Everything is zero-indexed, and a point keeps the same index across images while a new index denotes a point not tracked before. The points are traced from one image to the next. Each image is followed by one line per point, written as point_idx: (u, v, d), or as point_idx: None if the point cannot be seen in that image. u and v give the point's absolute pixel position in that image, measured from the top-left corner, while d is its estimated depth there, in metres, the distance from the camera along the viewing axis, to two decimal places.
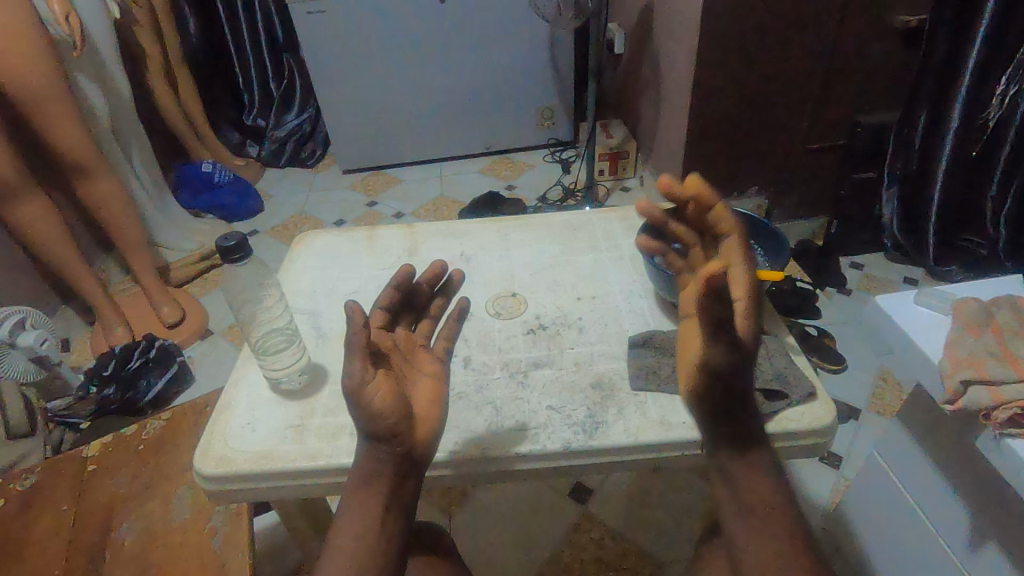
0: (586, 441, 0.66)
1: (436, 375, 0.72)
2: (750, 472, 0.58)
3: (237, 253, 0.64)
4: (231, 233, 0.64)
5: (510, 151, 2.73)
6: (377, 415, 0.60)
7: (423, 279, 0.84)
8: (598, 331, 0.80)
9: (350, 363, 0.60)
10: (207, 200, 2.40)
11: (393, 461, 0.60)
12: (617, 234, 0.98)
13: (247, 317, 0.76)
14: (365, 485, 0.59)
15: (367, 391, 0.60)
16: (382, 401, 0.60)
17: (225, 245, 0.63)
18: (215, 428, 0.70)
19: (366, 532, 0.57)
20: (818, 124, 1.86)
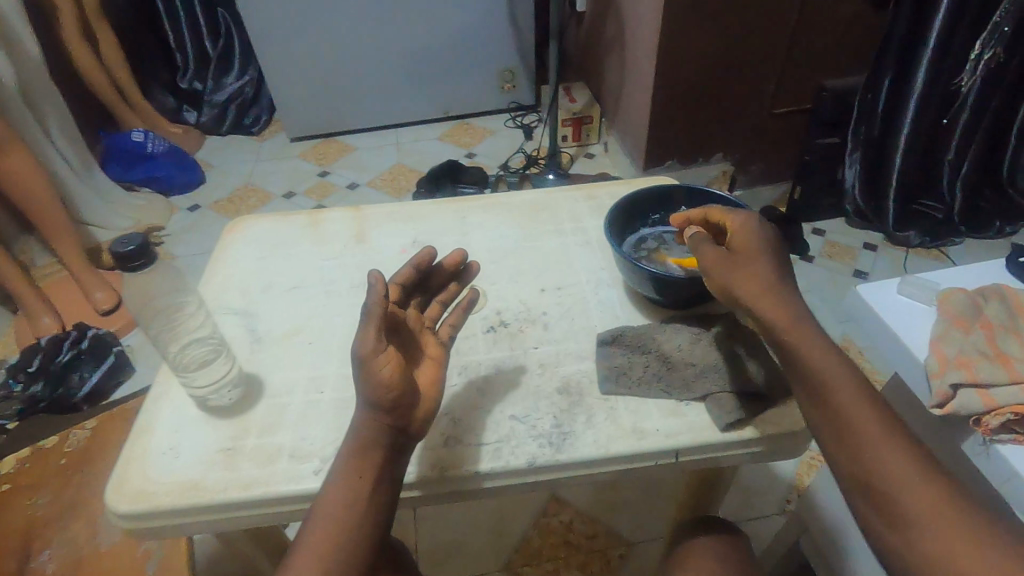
0: (554, 455, 0.60)
1: (434, 358, 0.61)
2: (847, 385, 0.52)
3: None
4: None
5: (469, 116, 2.60)
6: (378, 388, 0.53)
7: (443, 264, 0.68)
8: (565, 328, 0.73)
9: (363, 331, 0.53)
10: (141, 172, 2.21)
11: (392, 425, 0.54)
12: (584, 215, 0.90)
13: (163, 332, 0.65)
14: (361, 453, 0.54)
15: (377, 359, 0.53)
16: (393, 373, 0.53)
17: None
18: (131, 455, 0.61)
19: (347, 514, 0.53)
20: (785, 87, 1.80)
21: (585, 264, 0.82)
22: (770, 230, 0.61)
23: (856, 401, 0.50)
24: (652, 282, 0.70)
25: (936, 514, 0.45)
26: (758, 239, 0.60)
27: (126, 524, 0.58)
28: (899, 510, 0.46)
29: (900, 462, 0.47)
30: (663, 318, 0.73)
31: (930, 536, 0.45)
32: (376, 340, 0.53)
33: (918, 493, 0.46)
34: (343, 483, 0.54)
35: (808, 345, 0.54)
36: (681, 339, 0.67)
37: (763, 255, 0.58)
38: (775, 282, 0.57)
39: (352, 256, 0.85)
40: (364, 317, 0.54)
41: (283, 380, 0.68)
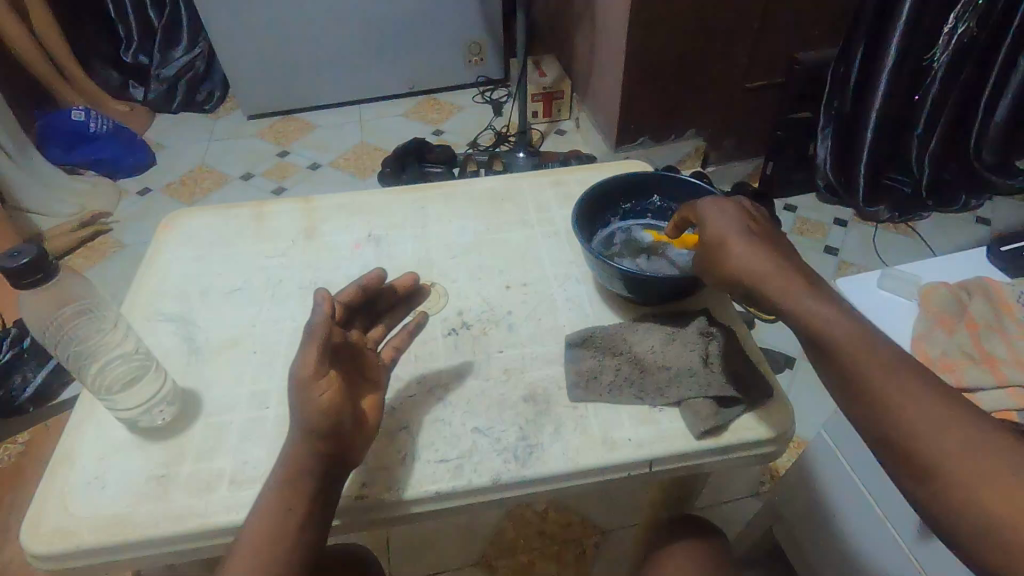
0: (519, 471, 0.56)
1: (378, 384, 0.58)
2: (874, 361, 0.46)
3: (36, 275, 0.46)
4: (23, 248, 0.46)
5: (435, 91, 2.50)
6: (312, 412, 0.50)
7: (391, 287, 0.66)
8: (530, 329, 0.69)
9: (304, 354, 0.51)
10: (84, 154, 2.05)
11: (324, 432, 0.50)
12: (551, 204, 0.85)
13: (75, 355, 0.58)
14: (289, 481, 0.50)
15: (311, 386, 0.50)
16: (329, 400, 0.51)
17: (11, 265, 0.44)
18: (51, 486, 0.55)
19: (281, 525, 0.49)
20: (757, 62, 1.76)
21: (551, 257, 0.77)
22: (742, 205, 0.61)
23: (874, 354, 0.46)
24: (622, 279, 0.65)
25: (985, 467, 0.40)
26: (731, 220, 0.59)
27: (45, 567, 0.52)
28: (943, 467, 0.41)
29: (932, 413, 0.43)
30: (635, 317, 0.69)
31: (988, 493, 0.39)
32: (314, 372, 0.50)
33: (958, 453, 0.41)
34: (278, 490, 0.50)
35: (806, 297, 0.51)
36: (654, 341, 0.63)
37: (740, 235, 0.57)
38: (762, 256, 0.55)
39: (300, 254, 0.79)
40: (305, 336, 0.52)
41: (224, 396, 0.62)
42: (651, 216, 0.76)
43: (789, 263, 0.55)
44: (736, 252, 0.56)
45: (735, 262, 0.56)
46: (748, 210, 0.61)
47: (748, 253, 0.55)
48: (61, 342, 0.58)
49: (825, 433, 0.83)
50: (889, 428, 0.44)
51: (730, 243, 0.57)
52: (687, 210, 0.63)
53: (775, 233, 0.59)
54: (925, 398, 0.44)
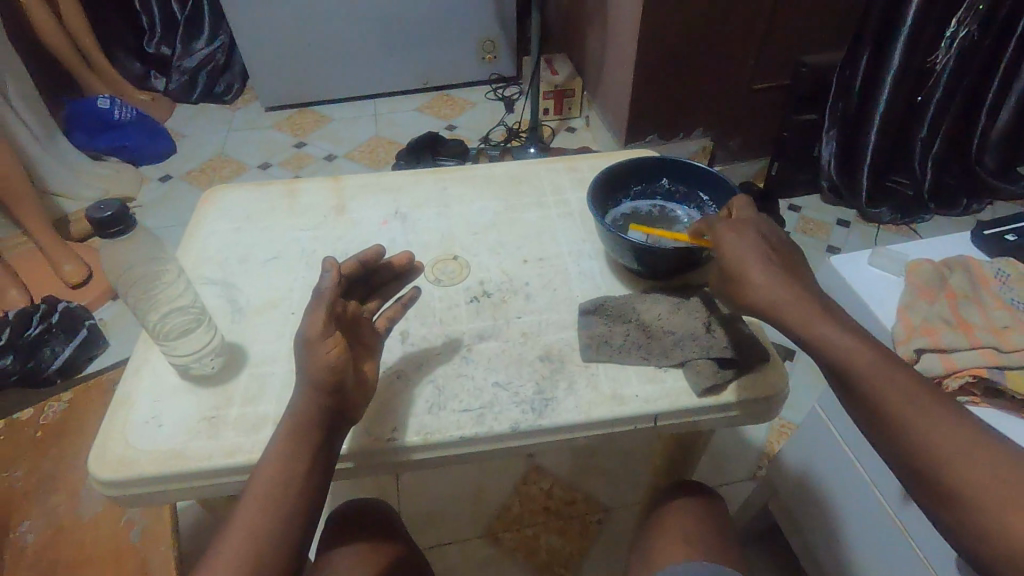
0: (536, 420, 0.62)
1: (373, 350, 0.63)
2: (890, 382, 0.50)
3: (118, 226, 0.53)
4: (107, 202, 0.53)
5: (449, 87, 2.57)
6: (321, 368, 0.55)
7: (388, 264, 0.67)
8: (546, 299, 0.74)
9: (313, 317, 0.56)
10: (108, 140, 2.12)
11: (327, 393, 0.56)
12: (565, 187, 0.91)
13: (138, 298, 0.63)
14: (296, 434, 0.55)
15: (319, 346, 0.55)
16: (337, 356, 0.55)
17: (96, 215, 0.51)
18: (112, 424, 0.61)
19: (284, 479, 0.53)
20: (764, 63, 1.81)
21: (565, 235, 0.83)
22: (759, 233, 0.62)
23: (871, 358, 0.51)
24: (632, 251, 0.71)
25: (962, 454, 0.46)
26: (748, 249, 0.60)
27: (108, 492, 0.58)
28: (927, 457, 0.47)
29: (919, 409, 0.48)
30: (643, 290, 0.74)
31: (969, 479, 0.45)
32: (321, 337, 0.55)
33: (971, 469, 0.45)
34: (283, 448, 0.54)
35: (824, 325, 0.54)
36: (661, 310, 0.68)
37: (758, 265, 0.58)
38: (781, 285, 0.57)
39: (331, 228, 0.84)
40: (315, 299, 0.57)
41: (265, 351, 0.68)
42: (661, 198, 0.81)
43: (806, 292, 0.57)
44: (755, 283, 0.58)
45: (753, 292, 0.58)
46: (765, 235, 0.62)
47: (765, 285, 0.57)
48: (129, 284, 0.64)
49: (819, 407, 0.88)
50: (880, 423, 0.50)
51: (748, 273, 0.58)
52: (701, 224, 0.67)
53: (792, 260, 0.61)
54: (942, 419, 0.47)
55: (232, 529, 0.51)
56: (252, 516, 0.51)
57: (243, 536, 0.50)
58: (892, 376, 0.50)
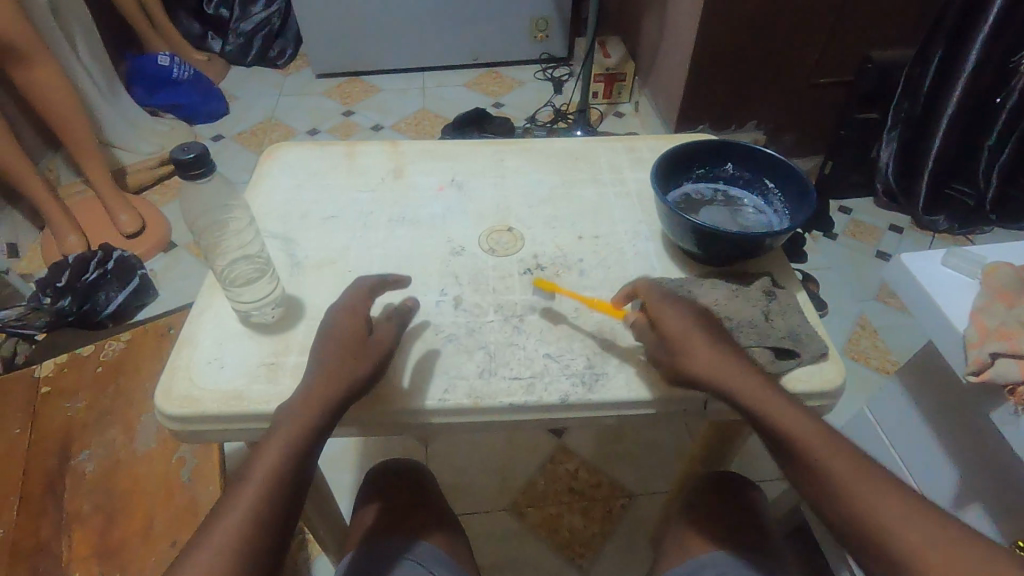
0: (585, 394, 0.62)
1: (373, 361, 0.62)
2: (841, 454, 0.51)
3: (198, 169, 0.54)
4: (190, 144, 0.54)
5: (498, 64, 2.55)
6: (344, 353, 0.57)
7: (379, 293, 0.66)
8: (600, 276, 0.74)
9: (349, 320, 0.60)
10: (166, 97, 2.17)
11: (343, 386, 0.56)
12: (623, 167, 0.90)
13: (210, 242, 0.66)
14: (306, 412, 0.54)
15: (341, 327, 0.59)
16: (349, 344, 0.58)
17: (179, 157, 0.52)
18: (178, 362, 0.63)
19: (284, 465, 0.51)
20: (829, 56, 1.74)
21: (622, 215, 0.82)
22: (695, 305, 0.61)
23: (808, 428, 0.53)
24: (693, 233, 0.70)
25: (902, 522, 0.47)
26: (691, 321, 0.59)
27: (172, 426, 0.60)
28: (869, 524, 0.48)
29: (854, 475, 0.50)
30: (700, 275, 0.73)
31: (911, 548, 0.47)
32: (346, 353, 0.57)
33: (920, 546, 0.46)
34: (288, 432, 0.53)
35: (767, 395, 0.54)
36: (718, 295, 0.67)
37: (699, 338, 0.57)
38: (721, 360, 0.56)
39: (389, 191, 0.85)
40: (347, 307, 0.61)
41: (323, 304, 0.70)
42: (724, 182, 0.79)
43: (741, 364, 0.57)
44: (698, 358, 0.57)
45: (694, 366, 0.57)
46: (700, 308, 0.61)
47: (709, 361, 0.56)
48: (204, 226, 0.66)
49: (866, 409, 0.88)
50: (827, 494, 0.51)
51: (691, 347, 0.57)
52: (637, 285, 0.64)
53: (726, 332, 0.60)
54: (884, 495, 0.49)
55: (217, 515, 0.49)
56: (240, 504, 0.49)
57: (228, 525, 0.48)
58: (825, 444, 0.52)
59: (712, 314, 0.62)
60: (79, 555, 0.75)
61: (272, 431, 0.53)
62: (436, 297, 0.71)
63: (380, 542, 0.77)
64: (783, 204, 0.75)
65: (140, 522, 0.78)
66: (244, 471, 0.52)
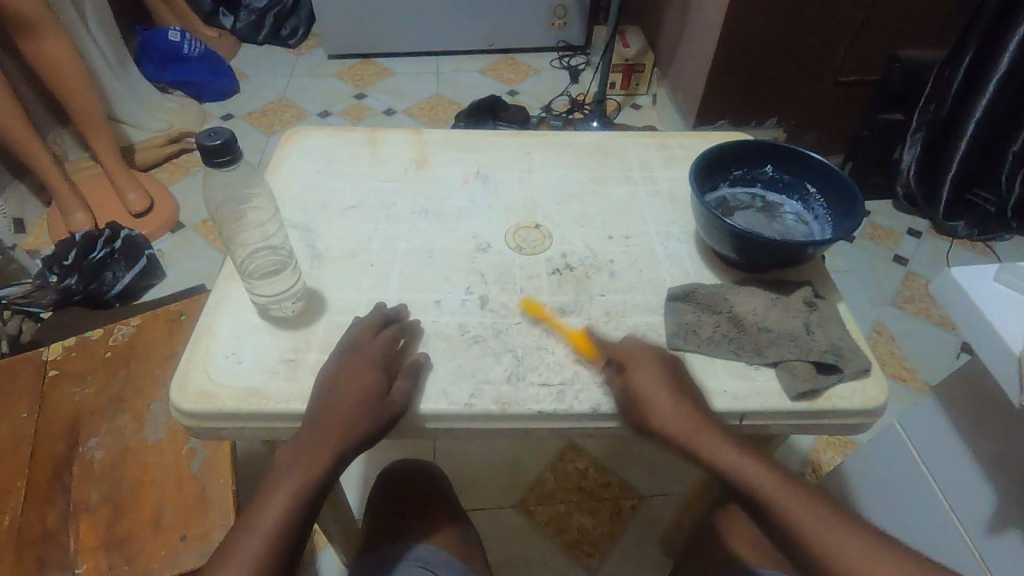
0: (618, 404, 0.59)
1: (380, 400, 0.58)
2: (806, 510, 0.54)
3: (225, 157, 0.52)
4: (219, 130, 0.52)
5: (514, 51, 2.50)
6: (349, 398, 0.55)
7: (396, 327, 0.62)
8: (631, 278, 0.71)
9: (360, 367, 0.57)
10: (176, 74, 2.13)
11: (358, 424, 0.54)
12: (654, 164, 0.86)
13: (228, 224, 0.62)
14: (308, 457, 0.53)
15: (349, 371, 0.57)
16: (352, 389, 0.56)
17: (206, 143, 0.51)
18: (195, 355, 0.61)
19: (299, 497, 0.52)
20: (855, 54, 1.69)
21: (653, 214, 0.79)
22: (662, 355, 0.61)
23: (773, 486, 0.56)
24: (732, 238, 0.67)
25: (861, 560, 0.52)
26: (656, 375, 0.58)
27: (188, 423, 0.58)
28: (833, 564, 0.52)
29: (809, 519, 0.54)
30: (736, 281, 0.70)
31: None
32: (360, 409, 0.55)
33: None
34: (303, 464, 0.53)
35: (724, 451, 0.56)
36: (756, 304, 0.65)
37: (665, 392, 0.57)
38: (685, 415, 0.57)
39: (412, 181, 0.82)
40: (356, 348, 0.59)
41: (346, 298, 0.67)
42: (761, 185, 0.76)
43: (707, 419, 0.58)
44: (660, 410, 0.57)
45: (657, 418, 0.57)
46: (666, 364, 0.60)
47: (672, 416, 0.56)
48: (222, 205, 0.62)
49: (897, 422, 0.83)
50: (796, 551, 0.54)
51: (653, 400, 0.57)
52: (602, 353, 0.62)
53: (691, 384, 0.60)
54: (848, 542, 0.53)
55: (232, 547, 0.51)
56: (254, 538, 0.51)
57: (242, 559, 0.50)
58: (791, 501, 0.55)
59: (683, 363, 0.62)
60: (87, 547, 0.73)
61: (284, 459, 0.54)
62: (461, 295, 0.68)
63: (384, 545, 0.74)
64: (823, 211, 0.72)
65: (149, 514, 0.75)
66: (258, 501, 0.53)
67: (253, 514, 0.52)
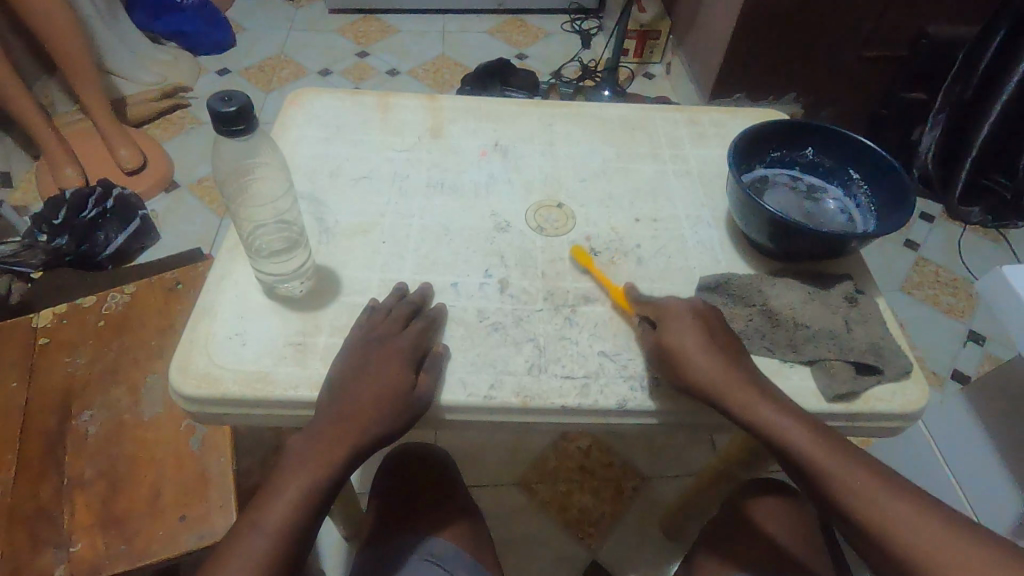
0: (644, 400, 0.56)
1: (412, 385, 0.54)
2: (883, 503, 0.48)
3: (238, 126, 0.46)
4: (234, 95, 0.46)
5: (523, 12, 2.39)
6: (375, 388, 0.52)
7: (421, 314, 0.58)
8: (659, 266, 0.67)
9: (387, 362, 0.53)
10: (168, 22, 2.01)
11: (382, 412, 0.52)
12: (683, 141, 0.81)
13: (235, 193, 0.58)
14: (323, 444, 0.51)
15: (372, 360, 0.54)
16: (376, 381, 0.52)
17: (220, 110, 0.45)
18: (196, 335, 0.57)
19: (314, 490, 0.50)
20: (883, 29, 1.59)
21: (682, 196, 0.74)
22: (695, 308, 0.57)
23: (844, 475, 0.49)
24: (770, 226, 0.62)
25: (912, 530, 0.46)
26: (689, 328, 0.55)
27: (189, 407, 0.55)
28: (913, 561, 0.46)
29: (870, 488, 0.49)
30: (770, 271, 0.67)
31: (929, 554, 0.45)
32: (383, 406, 0.52)
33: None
34: (318, 456, 0.51)
35: (762, 408, 0.52)
36: (793, 297, 0.61)
37: (700, 347, 0.54)
38: (724, 370, 0.53)
39: (426, 151, 0.77)
40: (380, 337, 0.55)
41: (358, 277, 0.63)
42: (800, 169, 0.72)
43: (750, 376, 0.54)
44: (694, 363, 0.53)
45: (692, 373, 0.53)
46: (705, 316, 0.57)
47: (710, 370, 0.53)
48: (229, 175, 0.58)
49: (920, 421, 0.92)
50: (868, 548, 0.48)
51: (689, 355, 0.53)
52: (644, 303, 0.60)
53: (731, 338, 0.57)
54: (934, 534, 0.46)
55: (240, 541, 0.49)
56: (262, 536, 0.48)
57: (249, 555, 0.48)
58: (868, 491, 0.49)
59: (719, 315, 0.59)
60: (82, 525, 0.70)
61: (297, 452, 0.51)
62: (479, 279, 0.64)
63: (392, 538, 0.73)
64: (867, 199, 0.68)
65: (146, 492, 0.72)
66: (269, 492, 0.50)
67: (263, 507, 0.50)
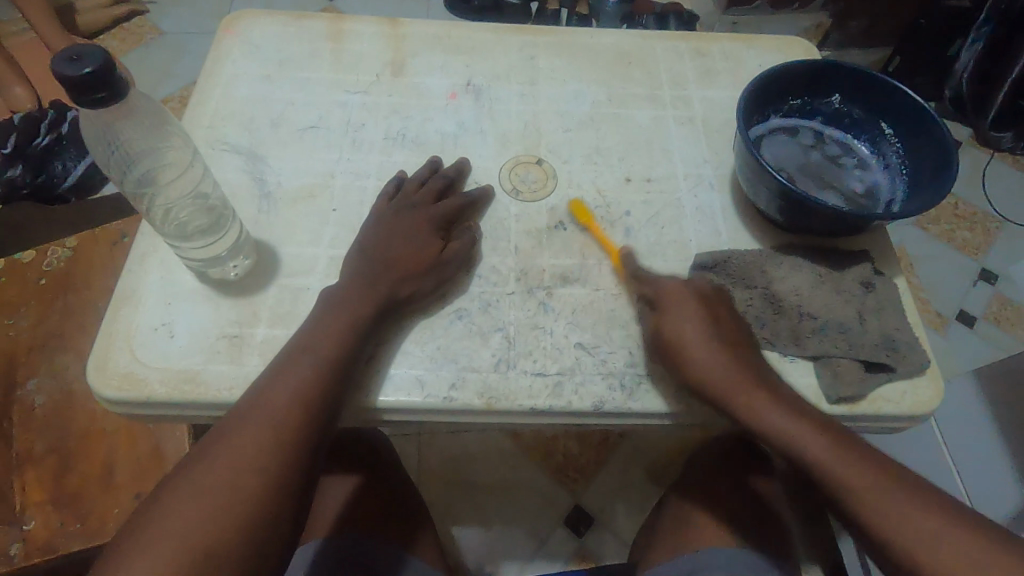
0: (623, 403, 0.50)
1: (441, 255, 0.53)
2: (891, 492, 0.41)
3: (104, 91, 0.37)
4: (84, 52, 0.36)
5: None
6: (402, 250, 0.52)
7: (443, 188, 0.58)
8: (649, 238, 0.59)
9: (418, 228, 0.54)
10: None
11: (324, 400, 0.44)
12: (689, 80, 0.69)
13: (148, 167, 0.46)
14: (267, 402, 0.43)
15: (399, 231, 0.53)
16: (401, 247, 0.52)
17: (77, 76, 0.36)
18: (115, 326, 0.50)
19: (226, 487, 0.39)
20: None
21: (682, 149, 0.64)
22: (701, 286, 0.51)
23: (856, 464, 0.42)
24: (782, 199, 0.53)
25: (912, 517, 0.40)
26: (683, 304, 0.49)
27: (116, 410, 0.49)
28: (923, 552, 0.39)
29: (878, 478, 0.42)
30: (776, 245, 0.58)
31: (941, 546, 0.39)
32: (411, 268, 0.51)
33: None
34: (236, 456, 0.40)
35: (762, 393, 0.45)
36: (801, 282, 0.53)
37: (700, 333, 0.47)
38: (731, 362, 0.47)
39: (384, 93, 0.66)
40: (410, 206, 0.55)
41: (302, 254, 0.55)
42: (822, 120, 0.61)
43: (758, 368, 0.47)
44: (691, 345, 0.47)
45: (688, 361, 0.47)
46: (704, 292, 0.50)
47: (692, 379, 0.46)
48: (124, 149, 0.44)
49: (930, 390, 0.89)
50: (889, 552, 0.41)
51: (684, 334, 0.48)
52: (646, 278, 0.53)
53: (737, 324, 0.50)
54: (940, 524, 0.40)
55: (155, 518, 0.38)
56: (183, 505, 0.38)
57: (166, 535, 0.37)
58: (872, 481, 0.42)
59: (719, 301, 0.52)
60: (33, 502, 0.67)
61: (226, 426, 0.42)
62: None
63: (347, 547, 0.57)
64: (897, 159, 0.58)
65: (101, 467, 0.69)
66: (158, 510, 0.39)
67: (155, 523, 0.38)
